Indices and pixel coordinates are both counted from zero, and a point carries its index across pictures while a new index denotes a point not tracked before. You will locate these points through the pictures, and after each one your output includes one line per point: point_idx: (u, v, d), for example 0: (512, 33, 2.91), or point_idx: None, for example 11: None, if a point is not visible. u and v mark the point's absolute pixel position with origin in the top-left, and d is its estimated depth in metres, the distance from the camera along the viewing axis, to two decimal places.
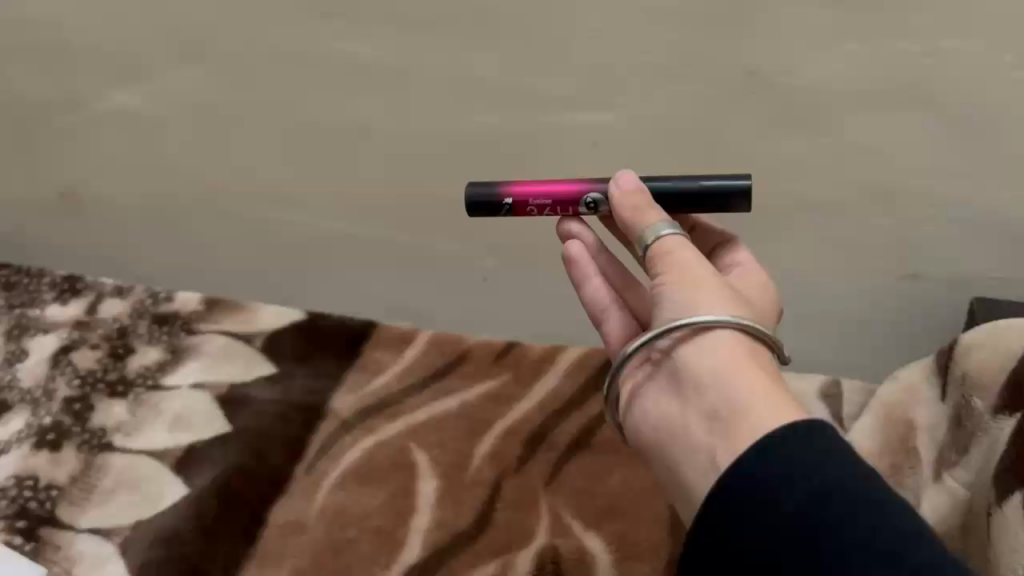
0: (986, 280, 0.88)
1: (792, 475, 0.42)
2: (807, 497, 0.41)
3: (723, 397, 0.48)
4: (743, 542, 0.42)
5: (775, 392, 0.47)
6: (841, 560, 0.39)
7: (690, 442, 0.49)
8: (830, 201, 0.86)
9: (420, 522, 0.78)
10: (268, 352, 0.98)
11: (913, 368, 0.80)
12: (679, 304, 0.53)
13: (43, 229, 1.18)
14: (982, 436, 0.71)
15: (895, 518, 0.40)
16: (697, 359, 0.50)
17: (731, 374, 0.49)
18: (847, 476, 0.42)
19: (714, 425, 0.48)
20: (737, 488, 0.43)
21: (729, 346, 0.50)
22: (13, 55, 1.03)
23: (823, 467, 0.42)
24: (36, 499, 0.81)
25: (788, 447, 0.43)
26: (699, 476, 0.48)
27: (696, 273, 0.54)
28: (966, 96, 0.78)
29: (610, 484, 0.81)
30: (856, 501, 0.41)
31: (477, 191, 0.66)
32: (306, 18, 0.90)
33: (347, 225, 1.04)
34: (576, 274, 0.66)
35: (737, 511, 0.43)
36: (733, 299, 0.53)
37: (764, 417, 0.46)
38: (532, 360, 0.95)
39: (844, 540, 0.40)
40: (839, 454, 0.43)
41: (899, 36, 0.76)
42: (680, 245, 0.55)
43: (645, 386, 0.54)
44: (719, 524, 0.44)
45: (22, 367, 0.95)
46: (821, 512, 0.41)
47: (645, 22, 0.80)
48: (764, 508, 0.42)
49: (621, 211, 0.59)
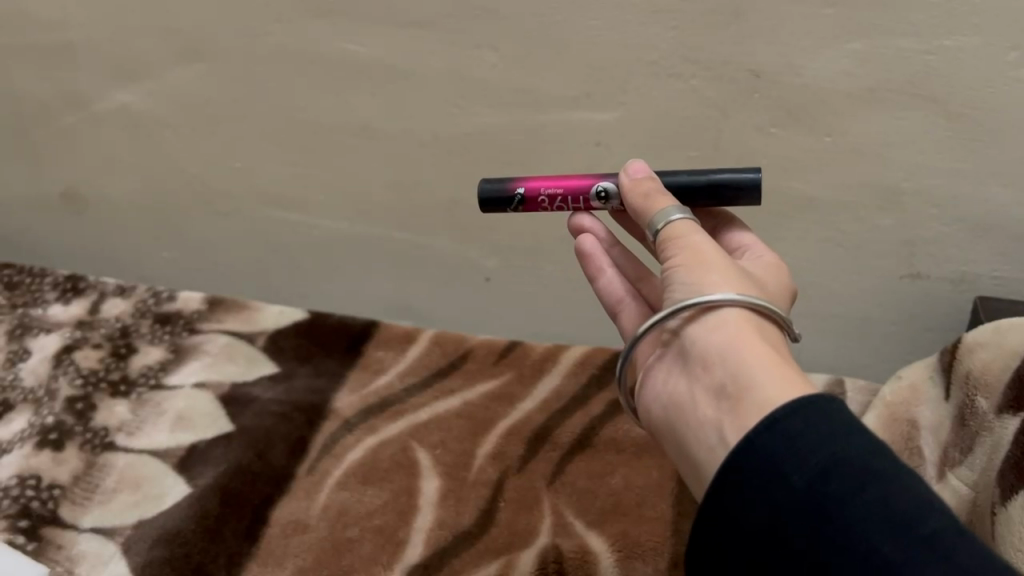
0: (990, 280, 0.88)
1: (800, 449, 0.42)
2: (816, 470, 0.41)
3: (729, 372, 0.48)
4: (751, 514, 0.43)
5: (783, 367, 0.47)
6: (848, 533, 0.40)
7: (699, 419, 0.49)
8: (832, 199, 0.86)
9: (422, 522, 0.78)
10: (270, 351, 0.99)
11: (914, 367, 0.81)
12: (686, 284, 0.53)
13: (45, 229, 1.19)
14: (987, 436, 0.70)
15: (903, 491, 0.41)
16: (703, 336, 0.50)
17: (740, 350, 0.48)
18: (857, 448, 0.42)
19: (721, 401, 0.48)
20: (745, 461, 0.43)
21: (737, 324, 0.50)
22: (14, 56, 1.03)
23: (833, 439, 0.42)
24: (38, 498, 0.81)
25: (797, 420, 0.43)
26: (709, 452, 0.48)
27: (703, 253, 0.54)
28: (970, 97, 0.77)
29: (613, 483, 0.81)
30: (865, 474, 0.41)
31: (488, 185, 0.66)
32: (306, 17, 0.89)
33: (350, 224, 1.05)
34: (591, 268, 0.66)
35: (745, 484, 0.43)
36: (741, 279, 0.53)
37: (771, 391, 0.46)
38: (535, 359, 0.95)
39: (852, 512, 0.40)
40: (848, 426, 0.43)
41: (902, 34, 0.75)
42: (688, 227, 0.56)
43: (655, 368, 0.54)
44: (729, 502, 0.44)
45: (23, 367, 0.96)
46: (829, 486, 0.41)
47: (646, 21, 0.80)
48: (772, 481, 0.42)
49: (630, 197, 0.61)
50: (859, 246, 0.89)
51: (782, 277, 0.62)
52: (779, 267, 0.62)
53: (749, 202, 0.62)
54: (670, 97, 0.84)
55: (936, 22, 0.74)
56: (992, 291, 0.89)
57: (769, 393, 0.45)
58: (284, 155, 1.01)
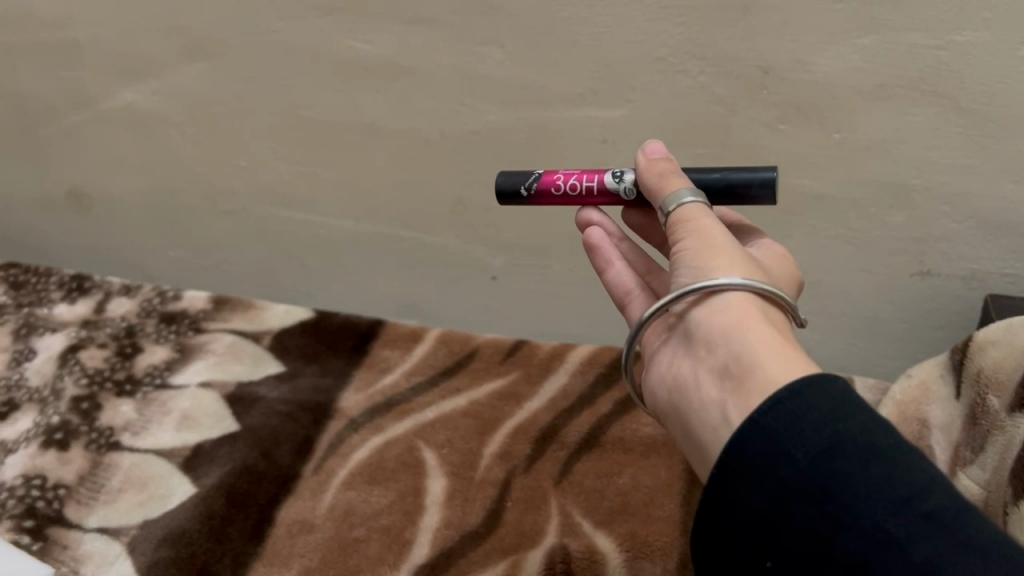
0: (1002, 277, 0.87)
1: (804, 428, 0.42)
2: (820, 449, 0.41)
3: (732, 353, 0.48)
4: (753, 496, 0.42)
5: (786, 349, 0.47)
6: (853, 511, 0.40)
7: (701, 400, 0.49)
8: (842, 196, 0.86)
9: (429, 522, 0.77)
10: (276, 351, 0.98)
11: (926, 365, 0.80)
12: (693, 268, 0.53)
13: (52, 229, 1.19)
14: (998, 435, 0.69)
15: (906, 468, 0.41)
16: (708, 319, 0.50)
17: (743, 331, 0.48)
18: (860, 426, 0.42)
19: (724, 381, 0.48)
20: (749, 440, 0.43)
21: (742, 306, 0.50)
22: (18, 56, 1.03)
23: (836, 418, 0.42)
24: (43, 498, 0.81)
25: (801, 400, 0.43)
26: (711, 433, 0.47)
27: (711, 236, 0.54)
28: (982, 93, 0.76)
29: (621, 483, 0.80)
30: (869, 452, 0.41)
31: (506, 175, 0.67)
32: (312, 15, 0.89)
33: (356, 223, 1.04)
34: (599, 260, 0.66)
35: (748, 465, 0.43)
36: (747, 263, 0.53)
37: (774, 371, 0.45)
38: (542, 358, 0.95)
39: (856, 490, 0.40)
40: (852, 405, 0.43)
41: (913, 29, 0.74)
42: (697, 211, 0.56)
43: (661, 351, 0.54)
44: (730, 482, 0.44)
45: (30, 367, 0.96)
46: (832, 464, 0.41)
47: (654, 18, 0.79)
48: (774, 460, 0.42)
49: (644, 179, 0.60)
50: (868, 244, 0.89)
51: (788, 267, 0.62)
52: (786, 259, 0.62)
53: (763, 203, 0.62)
54: (677, 93, 0.83)
55: (947, 18, 0.73)
56: (1004, 289, 0.88)
57: (772, 373, 0.45)
58: (290, 154, 1.00)
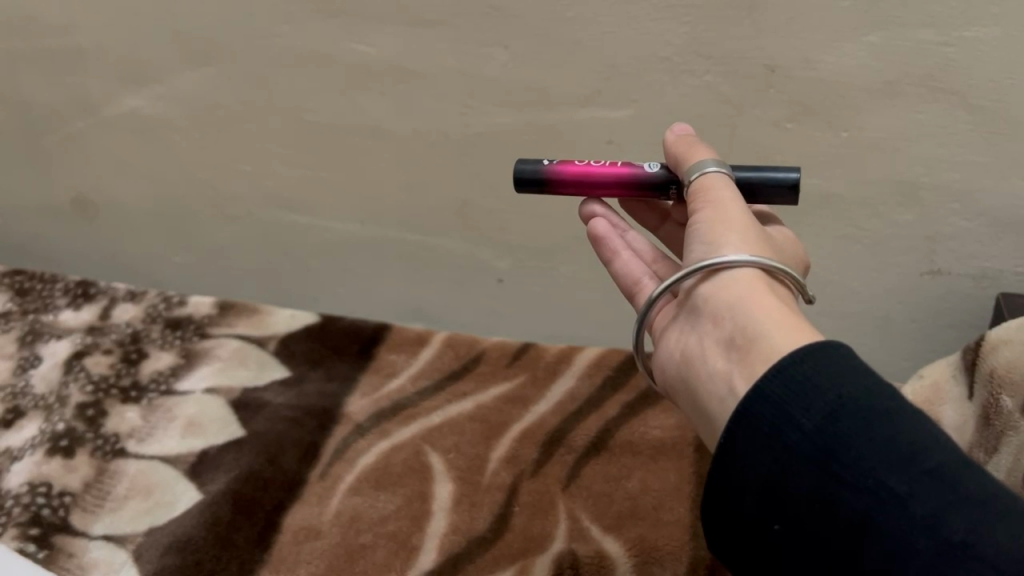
0: (1012, 275, 0.86)
1: (809, 393, 0.42)
2: (825, 412, 0.41)
3: (739, 324, 0.48)
4: (757, 463, 0.42)
5: (793, 320, 0.47)
6: (857, 471, 0.40)
7: (708, 372, 0.49)
8: (851, 196, 0.85)
9: (436, 527, 0.77)
10: (282, 356, 0.98)
11: (937, 365, 0.79)
12: (705, 244, 0.52)
13: (56, 234, 1.19)
14: (1012, 435, 0.69)
15: (907, 429, 0.41)
16: (716, 294, 0.50)
17: (750, 303, 0.48)
18: (863, 391, 0.42)
19: (731, 353, 0.47)
20: (756, 410, 0.43)
21: (750, 282, 0.49)
22: (21, 62, 1.03)
23: (841, 382, 0.42)
24: (49, 506, 0.80)
25: (807, 366, 0.43)
26: (718, 403, 0.47)
27: (724, 211, 0.54)
28: (993, 90, 0.75)
29: (631, 486, 0.79)
30: (874, 414, 0.41)
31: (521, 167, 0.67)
32: (316, 18, 0.88)
33: (362, 226, 1.04)
34: (604, 251, 0.65)
35: (753, 434, 0.43)
36: (758, 238, 0.53)
37: (780, 342, 0.45)
38: (548, 361, 0.94)
39: (860, 451, 0.40)
40: (857, 370, 0.43)
41: (922, 25, 0.74)
42: (714, 184, 0.56)
43: (670, 328, 0.54)
44: (735, 451, 0.43)
45: (34, 374, 0.95)
46: (835, 426, 0.41)
47: (659, 16, 0.79)
48: (779, 426, 0.42)
49: (669, 154, 0.62)
50: (878, 243, 0.88)
51: (795, 248, 0.62)
52: (794, 241, 0.62)
53: (782, 199, 0.61)
54: (683, 93, 0.82)
55: (957, 12, 0.72)
56: (1015, 288, 0.87)
57: (777, 345, 0.45)
58: (295, 157, 1.00)
